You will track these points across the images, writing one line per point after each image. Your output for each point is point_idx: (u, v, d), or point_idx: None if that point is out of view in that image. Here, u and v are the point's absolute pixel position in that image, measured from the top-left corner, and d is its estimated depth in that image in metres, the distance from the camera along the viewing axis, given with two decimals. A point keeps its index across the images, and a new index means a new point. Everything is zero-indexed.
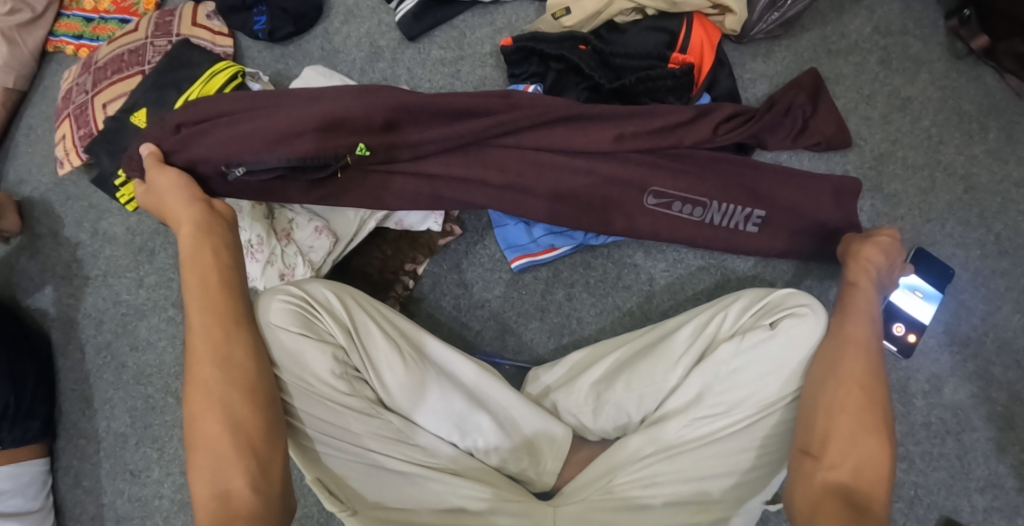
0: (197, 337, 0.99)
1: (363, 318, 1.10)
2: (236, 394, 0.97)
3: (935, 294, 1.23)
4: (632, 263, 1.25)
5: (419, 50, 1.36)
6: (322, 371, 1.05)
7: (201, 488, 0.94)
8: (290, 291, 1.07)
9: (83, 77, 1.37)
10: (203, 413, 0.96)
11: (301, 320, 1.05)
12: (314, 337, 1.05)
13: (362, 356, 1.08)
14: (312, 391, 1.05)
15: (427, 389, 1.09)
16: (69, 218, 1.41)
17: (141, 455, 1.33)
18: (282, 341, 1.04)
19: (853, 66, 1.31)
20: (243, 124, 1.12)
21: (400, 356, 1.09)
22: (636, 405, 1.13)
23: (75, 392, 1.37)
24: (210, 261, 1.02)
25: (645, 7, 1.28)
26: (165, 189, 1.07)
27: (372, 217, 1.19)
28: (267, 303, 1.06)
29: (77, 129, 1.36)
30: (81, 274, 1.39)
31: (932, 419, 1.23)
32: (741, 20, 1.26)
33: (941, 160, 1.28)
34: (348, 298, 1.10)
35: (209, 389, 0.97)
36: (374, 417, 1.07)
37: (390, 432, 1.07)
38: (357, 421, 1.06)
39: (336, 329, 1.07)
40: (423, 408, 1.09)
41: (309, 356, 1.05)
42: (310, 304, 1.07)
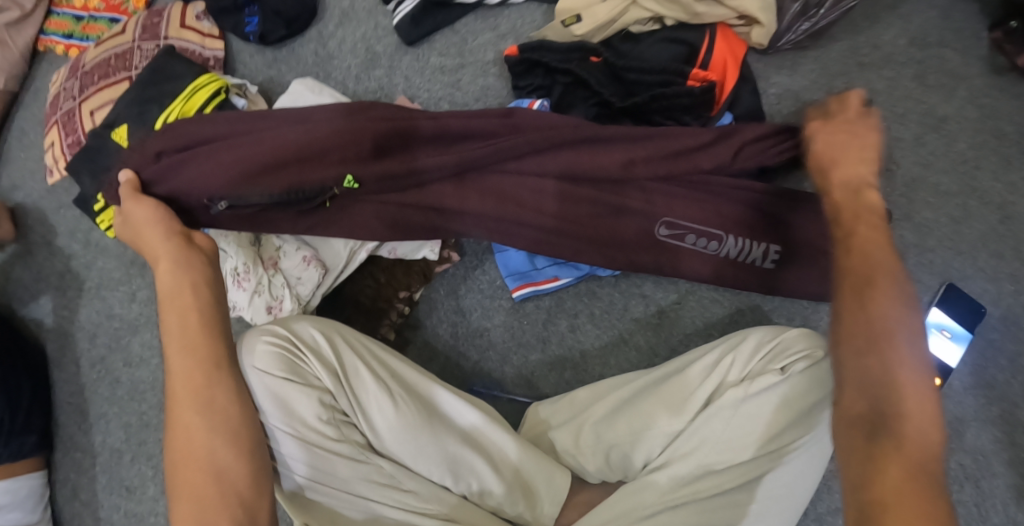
0: (178, 381, 0.94)
1: (351, 359, 1.06)
2: (220, 440, 0.93)
3: (963, 334, 1.15)
4: (640, 294, 1.18)
5: (418, 57, 1.28)
6: (309, 416, 1.02)
7: None
8: (276, 332, 1.04)
9: (70, 82, 1.32)
10: (185, 461, 0.92)
11: (286, 364, 1.02)
12: (300, 381, 1.02)
13: (350, 400, 1.04)
14: (301, 437, 1.01)
15: (419, 433, 1.04)
16: (61, 227, 1.37)
17: (137, 471, 1.32)
18: (266, 386, 1.01)
19: (885, 81, 1.21)
20: (228, 150, 1.07)
21: (391, 398, 1.05)
22: (637, 451, 1.09)
23: (71, 404, 1.35)
24: (190, 298, 0.96)
25: (663, 17, 1.19)
26: (141, 221, 1.01)
27: (363, 247, 1.14)
28: (252, 344, 1.03)
29: (65, 137, 1.31)
30: (74, 286, 1.36)
31: (952, 464, 1.17)
32: (769, 33, 1.17)
33: (976, 186, 1.19)
34: (336, 336, 1.06)
35: (192, 435, 0.93)
36: (364, 462, 1.03)
37: (382, 477, 1.03)
38: (348, 467, 1.02)
39: (322, 372, 1.03)
40: (415, 453, 1.04)
41: (295, 401, 1.02)
42: (296, 345, 1.04)
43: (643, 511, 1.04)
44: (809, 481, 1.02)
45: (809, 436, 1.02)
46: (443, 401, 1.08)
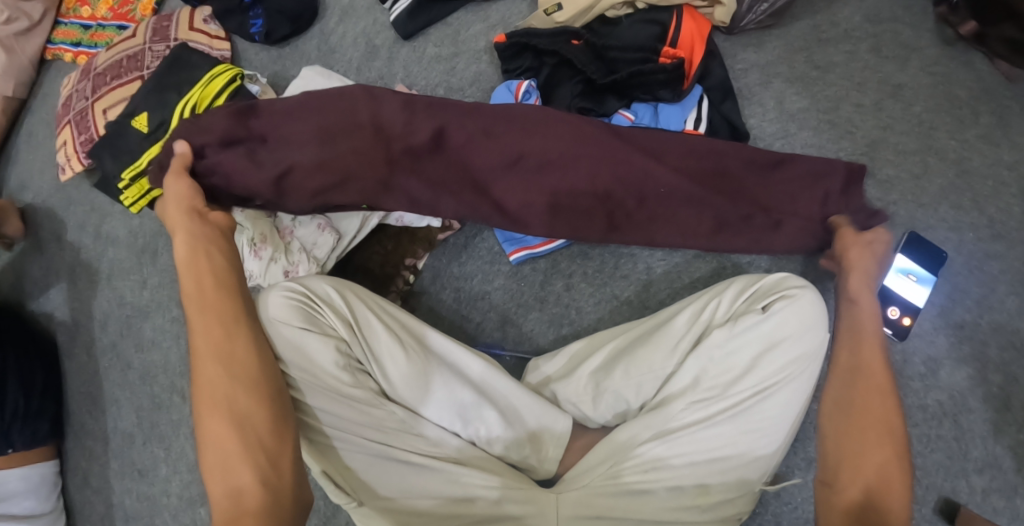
0: (199, 338, 0.99)
1: (364, 312, 1.10)
2: (241, 390, 0.97)
3: (928, 278, 1.24)
4: (629, 253, 1.26)
5: (415, 48, 1.37)
6: (325, 364, 1.05)
7: (215, 486, 0.94)
8: (293, 287, 1.07)
9: (82, 83, 1.41)
10: (209, 410, 0.96)
11: (303, 314, 1.06)
12: (317, 331, 1.06)
13: (363, 348, 1.08)
14: (319, 384, 1.05)
15: (429, 378, 1.09)
16: (71, 222, 1.43)
17: (149, 454, 1.34)
18: (285, 335, 1.05)
19: (844, 54, 1.32)
20: (256, 158, 1.12)
21: (403, 348, 1.08)
22: (635, 391, 1.13)
23: (82, 393, 1.39)
24: (206, 263, 1.02)
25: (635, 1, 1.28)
26: (174, 194, 1.06)
27: (374, 213, 1.20)
28: (267, 298, 1.06)
29: (77, 134, 1.39)
30: (84, 277, 1.41)
31: (930, 402, 1.25)
32: (730, 11, 1.26)
33: (934, 145, 1.29)
34: (348, 291, 1.10)
35: (215, 387, 0.97)
36: (377, 407, 1.07)
37: (394, 422, 1.07)
38: (361, 412, 1.06)
39: (338, 323, 1.07)
40: (426, 398, 1.09)
41: (313, 349, 1.05)
42: (311, 299, 1.07)
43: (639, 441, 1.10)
44: (796, 411, 1.08)
45: (794, 365, 1.08)
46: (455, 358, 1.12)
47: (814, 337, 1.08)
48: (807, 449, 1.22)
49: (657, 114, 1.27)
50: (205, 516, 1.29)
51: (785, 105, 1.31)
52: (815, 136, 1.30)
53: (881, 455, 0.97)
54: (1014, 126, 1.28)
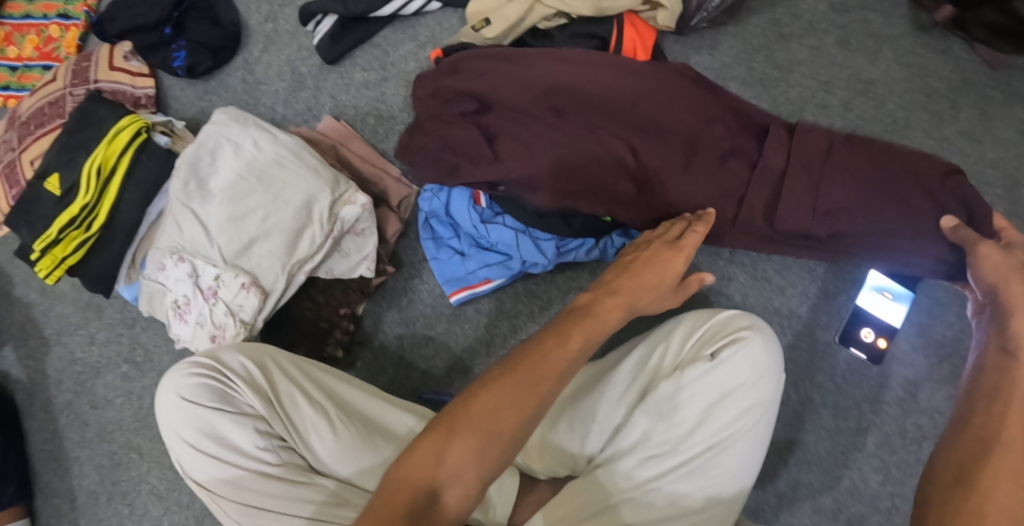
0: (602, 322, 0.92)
1: (285, 384, 1.00)
2: (530, 413, 0.85)
3: (905, 294, 1.12)
4: (578, 287, 1.17)
5: (342, 73, 1.27)
6: (246, 445, 0.96)
7: (422, 468, 0.82)
8: (203, 363, 0.99)
9: (8, 134, 1.33)
10: (470, 409, 0.84)
11: (216, 394, 0.97)
12: (233, 411, 0.97)
13: (286, 424, 0.98)
14: (239, 467, 0.96)
15: (362, 447, 0.99)
16: (17, 277, 1.41)
17: (113, 511, 1.34)
18: (197, 417, 0.97)
19: (809, 50, 1.19)
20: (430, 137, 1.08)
21: (328, 419, 0.99)
22: (587, 444, 1.06)
23: (45, 452, 1.38)
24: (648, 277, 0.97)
25: (569, 12, 1.12)
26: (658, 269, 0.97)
27: (301, 270, 1.12)
28: (179, 378, 0.99)
29: (9, 188, 1.31)
30: (36, 334, 1.39)
31: (908, 426, 1.14)
32: (673, 14, 1.10)
33: (911, 146, 1.17)
34: (267, 361, 1.00)
35: (496, 397, 0.85)
36: (305, 482, 0.96)
37: (328, 496, 0.96)
38: (286, 490, 0.95)
39: (254, 399, 0.97)
40: (361, 469, 0.98)
41: (229, 431, 0.97)
42: (224, 374, 0.98)
43: (607, 502, 1.02)
44: (753, 463, 1.01)
45: (746, 416, 1.00)
46: (387, 417, 1.03)
47: (765, 381, 1.00)
48: (775, 484, 1.16)
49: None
50: None
51: None
52: None
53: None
54: (998, 119, 1.16)
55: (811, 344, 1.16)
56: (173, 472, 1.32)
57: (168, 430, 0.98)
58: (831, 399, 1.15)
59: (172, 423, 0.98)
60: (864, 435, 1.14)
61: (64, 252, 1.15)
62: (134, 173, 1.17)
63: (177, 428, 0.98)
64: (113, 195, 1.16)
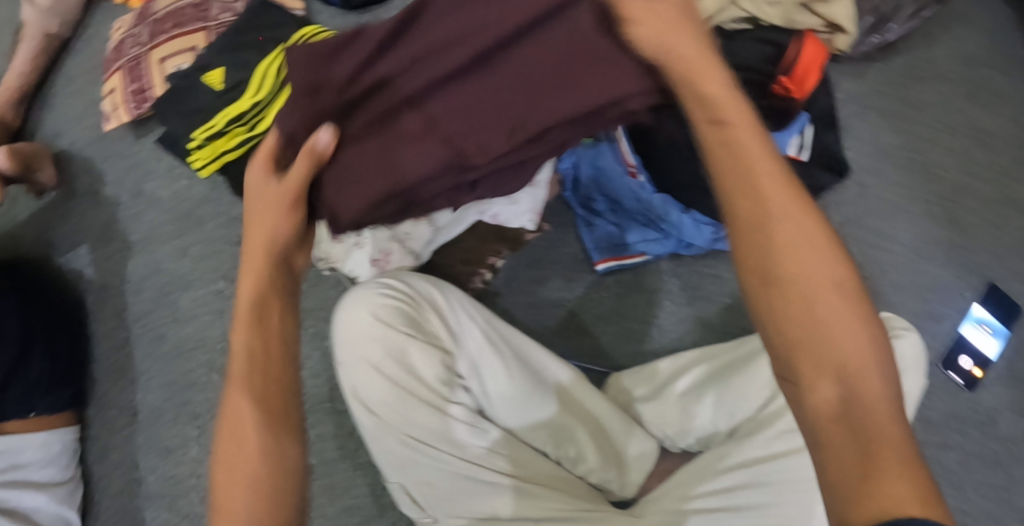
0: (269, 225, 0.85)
1: (466, 323, 1.02)
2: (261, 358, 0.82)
3: (1000, 329, 1.25)
4: (714, 274, 1.21)
5: None
6: (424, 375, 0.99)
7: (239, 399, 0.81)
8: (391, 287, 1.00)
9: (137, 28, 1.31)
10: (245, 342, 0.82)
11: (406, 318, 0.99)
12: (420, 339, 0.99)
13: (465, 362, 1.01)
14: (415, 396, 0.98)
15: (529, 396, 1.02)
16: (109, 176, 1.35)
17: (177, 431, 1.27)
18: (386, 339, 0.98)
19: (938, 95, 1.31)
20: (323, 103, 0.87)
21: (503, 362, 1.01)
22: (726, 416, 1.06)
23: (110, 360, 1.32)
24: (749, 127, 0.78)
25: (759, 19, 1.18)
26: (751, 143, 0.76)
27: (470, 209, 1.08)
28: (368, 298, 0.99)
29: (129, 82, 1.30)
30: (120, 238, 1.34)
31: (986, 449, 1.23)
32: (851, 41, 1.19)
33: (1016, 197, 1.28)
34: (452, 297, 1.03)
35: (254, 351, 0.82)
36: (472, 424, 1.00)
37: (486, 440, 1.00)
38: (455, 428, 0.99)
39: (441, 331, 1.00)
40: (524, 416, 1.02)
41: (412, 357, 0.99)
42: (415, 300, 1.00)
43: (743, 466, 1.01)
44: None
45: None
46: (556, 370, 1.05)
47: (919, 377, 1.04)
48: None
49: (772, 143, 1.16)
50: None
51: (880, 140, 1.28)
52: (905, 176, 1.27)
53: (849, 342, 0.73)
54: None
55: None
56: None
57: (353, 348, 0.99)
58: (922, 413, 1.24)
59: (358, 340, 0.99)
60: (945, 450, 1.23)
61: (224, 147, 1.12)
62: None
63: (358, 347, 0.99)
64: None
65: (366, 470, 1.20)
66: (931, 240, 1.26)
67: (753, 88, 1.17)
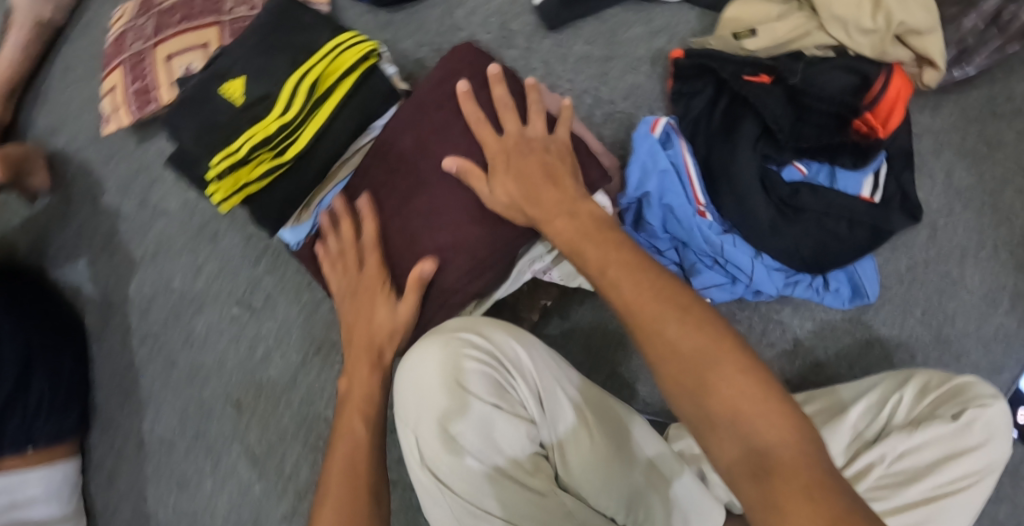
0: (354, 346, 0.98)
1: (554, 386, 0.91)
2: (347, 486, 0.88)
3: None
4: (778, 320, 1.15)
5: (559, 42, 1.17)
6: (503, 440, 0.90)
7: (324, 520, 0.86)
8: (475, 343, 0.91)
9: (140, 19, 1.16)
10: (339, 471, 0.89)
11: (489, 379, 0.89)
12: (503, 403, 0.90)
13: (550, 430, 0.91)
14: (491, 462, 0.89)
15: (618, 473, 0.90)
16: (111, 182, 1.21)
17: (192, 465, 1.19)
18: (466, 401, 0.89)
19: (1016, 134, 1.21)
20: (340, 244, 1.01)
21: (592, 434, 0.90)
22: None
23: (113, 384, 1.21)
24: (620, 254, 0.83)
25: (845, 47, 1.09)
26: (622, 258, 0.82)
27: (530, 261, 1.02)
28: (449, 353, 0.90)
29: (131, 81, 1.15)
30: (123, 251, 1.20)
31: None
32: (941, 77, 1.07)
33: None
34: (540, 356, 0.93)
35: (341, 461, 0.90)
36: (549, 498, 0.89)
37: (563, 517, 0.89)
38: (530, 500, 0.89)
39: (527, 396, 0.90)
40: (608, 495, 0.90)
41: (492, 421, 0.89)
42: (500, 361, 0.91)
43: None
44: (966, 520, 0.97)
45: (973, 477, 0.97)
46: (655, 442, 0.92)
47: (1001, 447, 0.98)
48: None
49: (833, 181, 1.09)
50: None
51: (955, 180, 1.19)
52: (977, 219, 1.19)
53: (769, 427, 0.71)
54: None
55: None
56: (276, 435, 1.17)
57: (428, 407, 0.90)
58: None
59: (435, 399, 0.90)
60: (997, 504, 1.20)
61: (248, 175, 1.00)
62: (351, 97, 1.03)
63: (431, 407, 0.89)
64: (322, 119, 1.01)
65: (397, 515, 1.14)
66: (996, 288, 1.18)
67: (831, 120, 1.07)
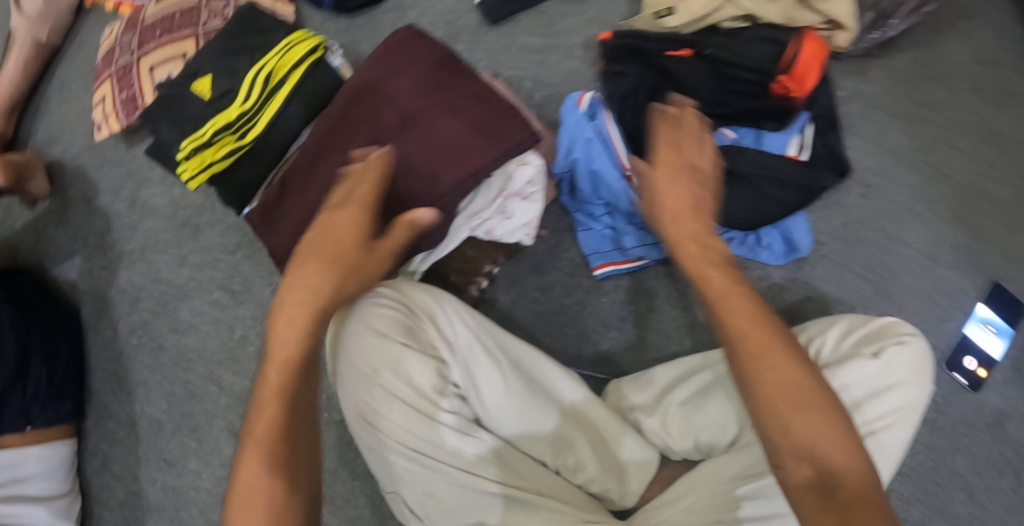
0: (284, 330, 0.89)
1: (464, 331, 1.00)
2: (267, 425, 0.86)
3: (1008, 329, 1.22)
4: None
5: (503, 34, 1.26)
6: (422, 383, 0.97)
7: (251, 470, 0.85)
8: (388, 296, 0.99)
9: (127, 36, 1.29)
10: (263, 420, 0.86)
11: (402, 327, 0.98)
12: (417, 347, 0.98)
13: (463, 371, 1.00)
14: (412, 404, 0.96)
15: (529, 404, 1.00)
16: (104, 184, 1.32)
17: (178, 444, 1.25)
18: (383, 348, 0.97)
19: (946, 93, 1.27)
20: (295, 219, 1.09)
21: (502, 373, 1.00)
22: (727, 423, 1.03)
23: (107, 371, 1.29)
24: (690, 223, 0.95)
25: (757, 16, 1.17)
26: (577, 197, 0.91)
27: (465, 226, 1.08)
28: (366, 306, 0.98)
29: (119, 91, 1.27)
30: (115, 247, 1.30)
31: (995, 453, 1.22)
32: (852, 38, 1.16)
33: None
34: (450, 306, 1.01)
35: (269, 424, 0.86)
36: (472, 434, 0.98)
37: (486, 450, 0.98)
38: (455, 438, 0.97)
39: (440, 341, 0.99)
40: (523, 427, 1.01)
41: (408, 365, 0.97)
42: (411, 311, 0.99)
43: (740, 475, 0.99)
44: (894, 456, 1.01)
45: (897, 414, 1.01)
46: (558, 381, 1.04)
47: (920, 387, 1.01)
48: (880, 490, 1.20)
49: (759, 143, 1.13)
50: None
51: (886, 140, 1.25)
52: (913, 176, 1.24)
53: (822, 427, 0.82)
54: None
55: None
56: None
57: (351, 357, 0.98)
58: (932, 416, 1.24)
59: (355, 349, 0.97)
60: (955, 455, 1.22)
61: (212, 157, 1.10)
62: (301, 87, 1.12)
63: (355, 356, 0.97)
64: (275, 106, 1.10)
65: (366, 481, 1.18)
66: (937, 241, 1.23)
67: (752, 87, 1.15)
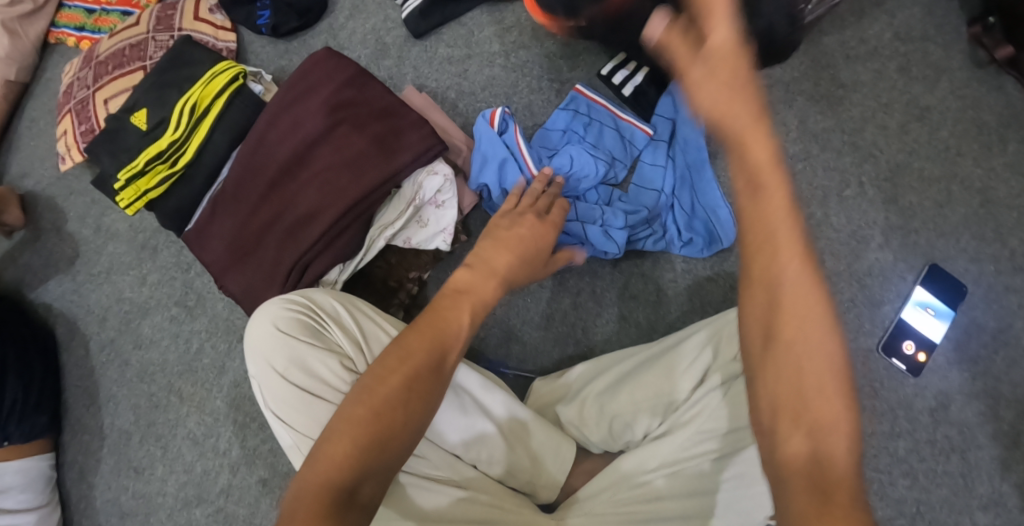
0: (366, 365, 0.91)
1: (371, 330, 1.07)
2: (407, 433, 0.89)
3: (946, 311, 1.21)
4: (640, 272, 1.23)
5: (426, 48, 1.33)
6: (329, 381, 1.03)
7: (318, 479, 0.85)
8: (296, 300, 1.05)
9: (83, 72, 1.37)
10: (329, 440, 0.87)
11: (308, 328, 1.04)
12: (322, 346, 1.03)
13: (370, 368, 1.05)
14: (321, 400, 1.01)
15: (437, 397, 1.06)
16: (71, 213, 1.42)
17: (145, 453, 1.34)
18: (289, 348, 1.03)
19: (872, 73, 1.27)
20: (224, 236, 1.18)
21: None
22: (639, 416, 1.07)
23: (80, 388, 1.38)
24: None
25: None
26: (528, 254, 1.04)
27: (381, 235, 1.14)
28: (274, 310, 1.04)
29: (78, 124, 1.35)
30: (85, 270, 1.40)
31: (938, 436, 1.20)
32: None
33: (959, 173, 1.24)
34: (356, 307, 1.07)
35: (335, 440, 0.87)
36: None
37: None
38: None
39: (345, 340, 1.04)
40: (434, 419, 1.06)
41: (314, 364, 1.02)
42: (317, 313, 1.05)
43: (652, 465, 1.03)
44: None
45: None
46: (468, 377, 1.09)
47: None
48: None
49: None
50: (200, 518, 1.30)
51: (808, 124, 1.27)
52: (838, 158, 1.26)
53: None
54: None
55: (854, 349, 1.23)
56: (212, 418, 1.32)
57: (260, 359, 1.03)
58: (870, 401, 1.22)
59: (265, 352, 1.03)
60: (897, 439, 1.21)
61: (147, 185, 1.19)
62: (226, 114, 1.20)
63: (266, 360, 1.03)
64: (202, 134, 1.19)
65: None
66: (867, 224, 1.24)
67: None
